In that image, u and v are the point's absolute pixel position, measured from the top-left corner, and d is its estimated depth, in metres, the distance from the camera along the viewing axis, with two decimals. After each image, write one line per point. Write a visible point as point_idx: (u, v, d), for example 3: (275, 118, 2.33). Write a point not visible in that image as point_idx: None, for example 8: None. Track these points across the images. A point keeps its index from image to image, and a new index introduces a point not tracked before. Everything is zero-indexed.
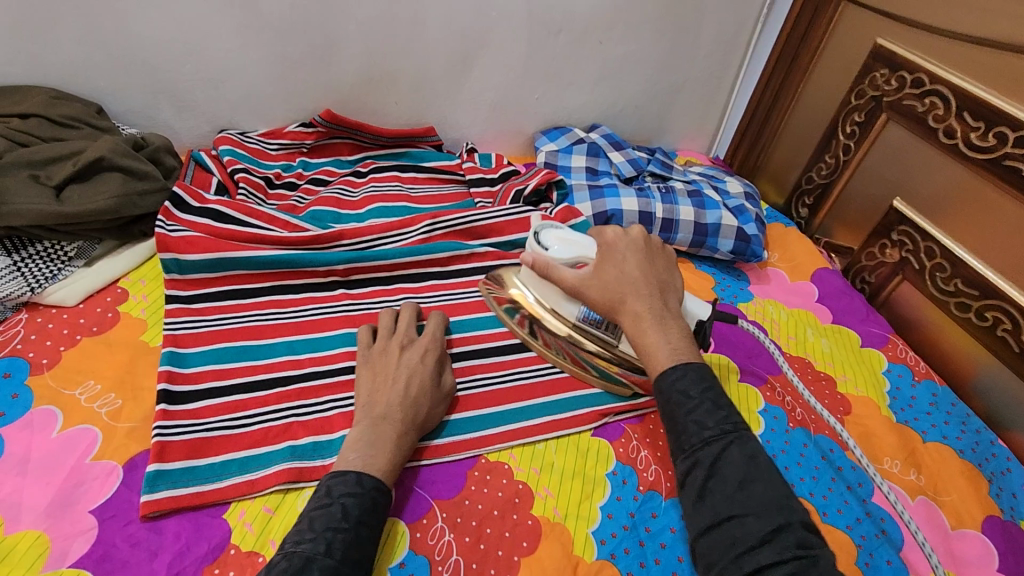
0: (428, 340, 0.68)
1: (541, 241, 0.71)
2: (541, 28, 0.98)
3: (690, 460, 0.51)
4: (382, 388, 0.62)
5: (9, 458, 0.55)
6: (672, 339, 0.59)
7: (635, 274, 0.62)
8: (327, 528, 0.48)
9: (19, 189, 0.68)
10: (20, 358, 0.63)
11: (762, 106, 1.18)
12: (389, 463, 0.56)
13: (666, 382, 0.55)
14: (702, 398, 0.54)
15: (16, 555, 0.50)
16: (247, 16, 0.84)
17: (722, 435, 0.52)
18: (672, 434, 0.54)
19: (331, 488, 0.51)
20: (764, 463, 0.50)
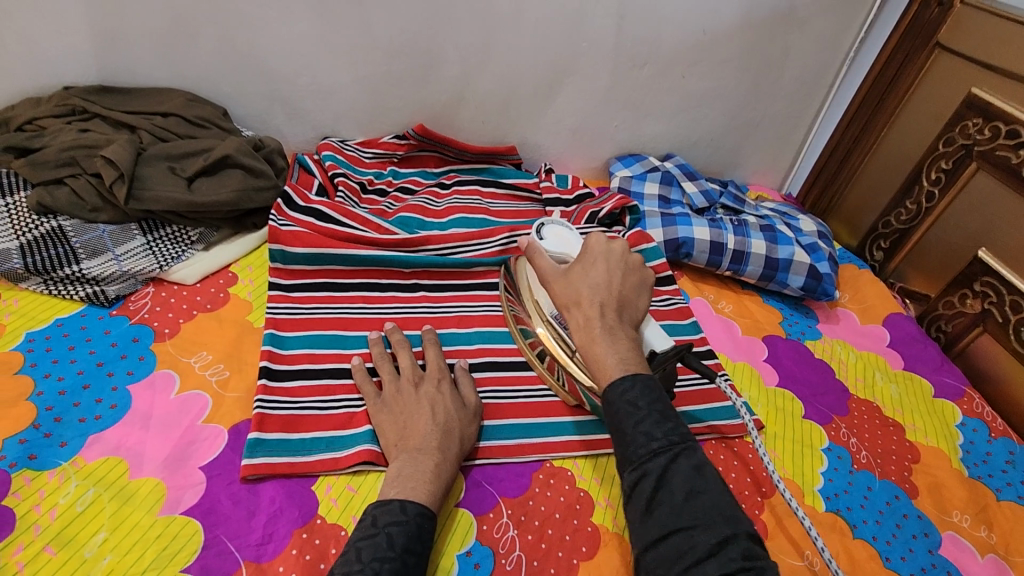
0: (438, 371, 0.69)
1: (541, 231, 0.74)
2: (627, 60, 1.03)
3: (637, 471, 0.50)
4: (410, 424, 0.62)
5: (134, 411, 0.62)
6: (620, 349, 0.57)
7: (596, 286, 0.61)
8: (373, 559, 0.49)
9: (159, 178, 0.77)
10: (147, 326, 0.71)
11: (840, 148, 1.17)
12: (429, 489, 0.56)
13: (615, 393, 0.54)
14: (650, 410, 0.53)
15: (139, 499, 0.56)
16: (361, 37, 0.93)
17: (670, 447, 0.51)
18: (620, 445, 0.53)
19: (377, 518, 0.52)
20: (709, 475, 0.50)
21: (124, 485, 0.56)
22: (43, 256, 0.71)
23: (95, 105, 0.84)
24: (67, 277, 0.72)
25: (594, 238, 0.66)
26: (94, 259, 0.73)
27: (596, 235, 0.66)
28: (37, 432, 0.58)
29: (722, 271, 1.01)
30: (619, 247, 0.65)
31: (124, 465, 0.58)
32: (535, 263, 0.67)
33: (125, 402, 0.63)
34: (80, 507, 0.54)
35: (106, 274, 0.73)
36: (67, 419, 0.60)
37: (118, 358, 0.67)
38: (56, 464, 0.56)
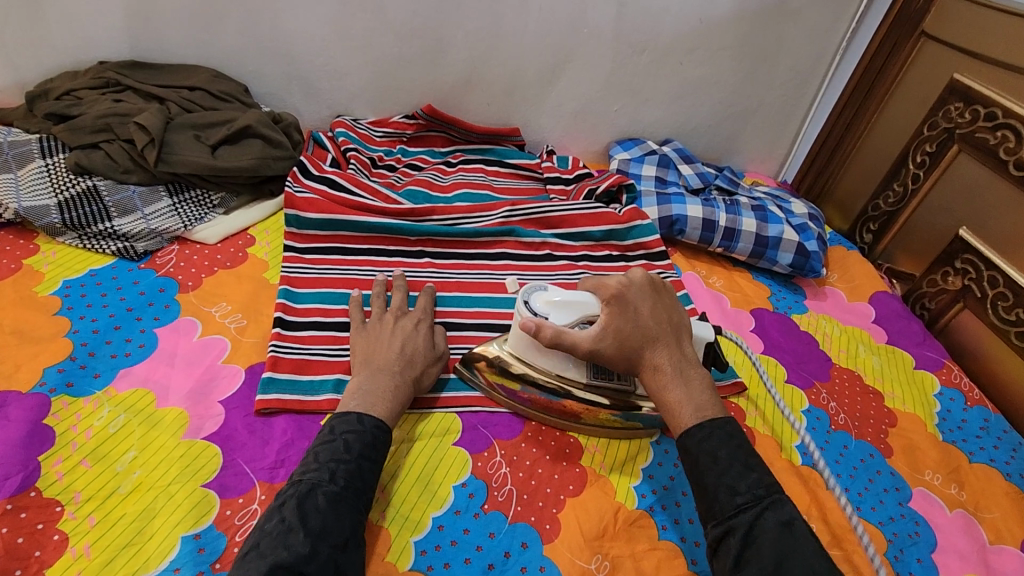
0: (421, 312, 0.75)
1: (532, 307, 0.66)
2: (627, 47, 1.08)
3: (723, 527, 0.52)
4: (377, 350, 0.67)
5: (161, 350, 0.68)
6: (695, 394, 0.60)
7: (653, 331, 0.63)
8: (330, 460, 0.54)
9: (186, 145, 0.83)
10: (172, 279, 0.77)
11: (834, 133, 1.21)
12: (387, 405, 0.62)
13: (694, 442, 0.57)
14: (731, 461, 0.55)
15: (165, 424, 0.61)
16: (375, 19, 0.99)
17: (755, 502, 0.52)
18: (703, 501, 0.55)
19: (335, 426, 0.57)
20: (800, 531, 0.50)
21: (151, 413, 0.62)
22: (79, 213, 0.77)
23: (127, 78, 0.90)
24: (100, 233, 0.78)
25: (620, 267, 0.67)
26: (125, 218, 0.79)
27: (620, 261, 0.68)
28: (73, 363, 0.64)
29: (714, 249, 1.06)
30: (641, 276, 0.67)
31: (150, 396, 0.63)
32: (569, 343, 0.63)
33: (152, 342, 0.69)
34: (112, 429, 0.60)
35: (136, 231, 0.79)
36: (100, 355, 0.66)
37: (145, 304, 0.72)
38: (91, 392, 0.62)
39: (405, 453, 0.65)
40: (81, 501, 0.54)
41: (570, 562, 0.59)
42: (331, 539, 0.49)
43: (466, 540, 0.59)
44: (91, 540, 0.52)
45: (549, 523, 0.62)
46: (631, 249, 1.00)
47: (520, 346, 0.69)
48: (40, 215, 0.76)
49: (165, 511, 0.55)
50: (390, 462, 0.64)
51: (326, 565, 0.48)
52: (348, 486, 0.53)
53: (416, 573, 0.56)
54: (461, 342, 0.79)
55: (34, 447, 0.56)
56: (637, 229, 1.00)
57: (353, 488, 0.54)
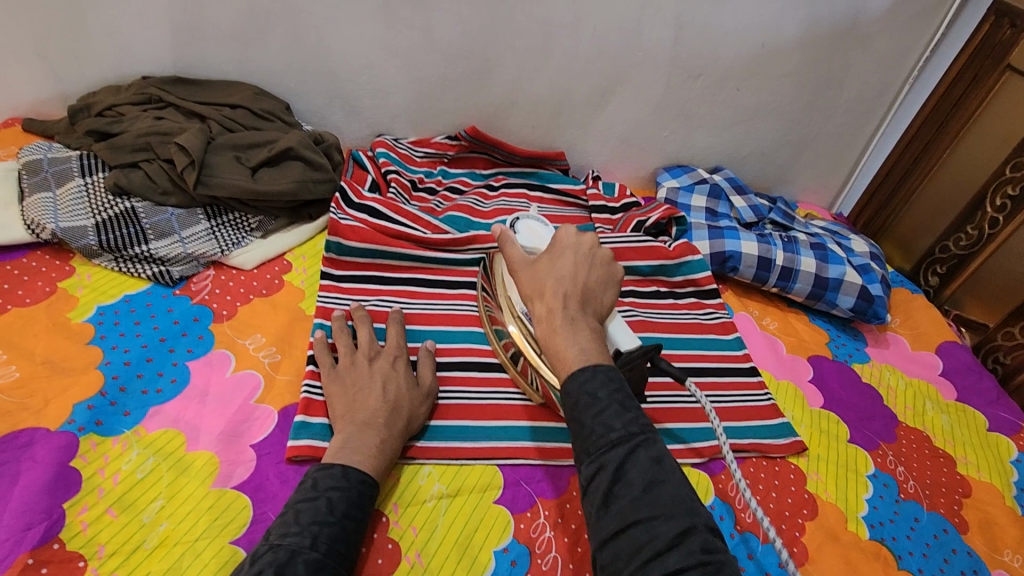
0: (396, 348, 0.69)
1: (514, 225, 0.74)
2: (683, 72, 1.03)
3: (595, 465, 0.48)
4: (359, 397, 0.63)
5: (192, 387, 0.65)
6: (581, 339, 0.55)
7: (560, 278, 0.59)
8: (312, 523, 0.51)
9: (226, 167, 0.81)
10: (207, 307, 0.74)
11: (898, 168, 1.14)
12: (374, 458, 0.58)
13: (576, 383, 0.52)
14: (609, 400, 0.51)
15: (194, 470, 0.58)
16: (423, 39, 0.95)
17: (629, 438, 0.49)
18: (579, 437, 0.51)
19: (318, 482, 0.54)
20: (669, 466, 0.48)
21: (180, 457, 0.59)
22: (116, 234, 0.75)
23: (169, 95, 0.88)
24: (136, 256, 0.75)
25: (564, 232, 0.65)
26: (162, 241, 0.77)
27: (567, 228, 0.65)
28: (103, 399, 0.61)
29: (768, 288, 0.99)
30: (587, 239, 0.63)
31: (181, 438, 0.60)
32: (507, 254, 0.64)
33: (184, 377, 0.66)
34: (140, 475, 0.57)
35: (172, 255, 0.76)
36: (131, 390, 0.63)
37: (179, 335, 0.70)
38: (120, 432, 0.59)
39: (443, 511, 0.61)
40: (105, 556, 0.51)
41: None
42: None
43: None
44: None
45: None
46: (680, 286, 0.95)
47: (506, 274, 0.73)
48: (77, 236, 0.74)
49: (190, 571, 0.51)
50: (428, 522, 0.60)
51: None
52: (328, 553, 0.50)
53: None
54: (502, 385, 0.74)
55: (59, 494, 0.53)
56: (687, 265, 0.95)
57: (336, 552, 0.50)
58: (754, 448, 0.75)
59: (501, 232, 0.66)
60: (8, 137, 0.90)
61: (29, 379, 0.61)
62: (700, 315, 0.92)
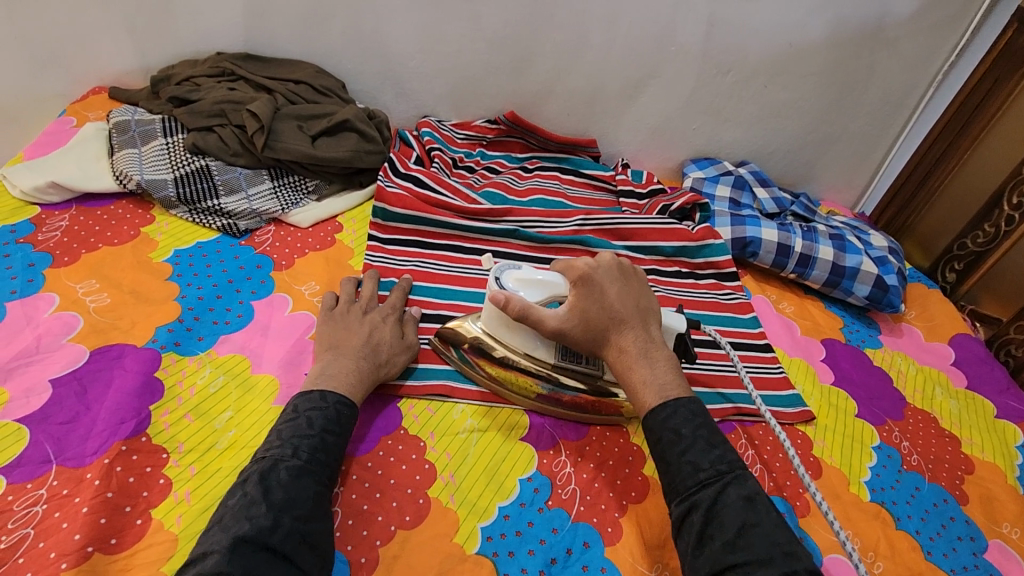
0: (392, 306, 0.75)
1: (504, 285, 0.67)
2: (712, 67, 1.08)
3: (687, 504, 0.53)
4: (345, 337, 0.67)
5: (256, 322, 0.73)
6: (660, 371, 0.60)
7: (616, 312, 0.62)
8: (292, 436, 0.54)
9: (289, 134, 0.89)
10: (268, 257, 0.82)
11: (920, 169, 1.18)
12: (351, 385, 0.62)
13: (658, 420, 0.57)
14: (694, 437, 0.55)
15: (259, 389, 0.66)
16: (471, 27, 1.03)
17: (718, 477, 0.53)
18: (666, 475, 0.56)
19: (298, 405, 0.57)
20: (761, 505, 0.52)
21: (247, 377, 0.67)
22: (192, 188, 0.84)
23: (240, 69, 0.97)
24: (208, 208, 0.84)
25: (587, 257, 0.66)
26: (231, 196, 0.85)
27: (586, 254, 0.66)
28: (181, 324, 0.70)
29: (786, 274, 1.04)
30: (610, 260, 0.65)
31: (247, 362, 0.68)
32: (535, 320, 0.63)
33: (249, 313, 0.74)
34: (213, 389, 0.64)
35: (239, 210, 0.85)
36: (204, 320, 0.71)
37: (244, 278, 0.78)
38: (195, 352, 0.67)
39: (474, 442, 0.67)
40: (184, 450, 0.59)
41: (630, 566, 0.60)
42: (293, 511, 0.49)
43: (530, 532, 0.61)
44: (191, 487, 0.56)
45: (611, 526, 0.63)
46: (701, 267, 1.01)
47: (495, 323, 0.70)
48: (159, 187, 0.83)
49: None
50: (461, 450, 0.66)
51: (290, 535, 0.48)
52: (311, 461, 0.53)
53: (482, 558, 0.58)
54: None
55: (146, 397, 0.61)
56: (709, 248, 1.00)
57: (317, 461, 0.54)
58: (765, 413, 0.80)
59: (508, 296, 0.64)
60: (97, 103, 1.01)
61: (118, 305, 0.70)
62: (719, 294, 0.97)
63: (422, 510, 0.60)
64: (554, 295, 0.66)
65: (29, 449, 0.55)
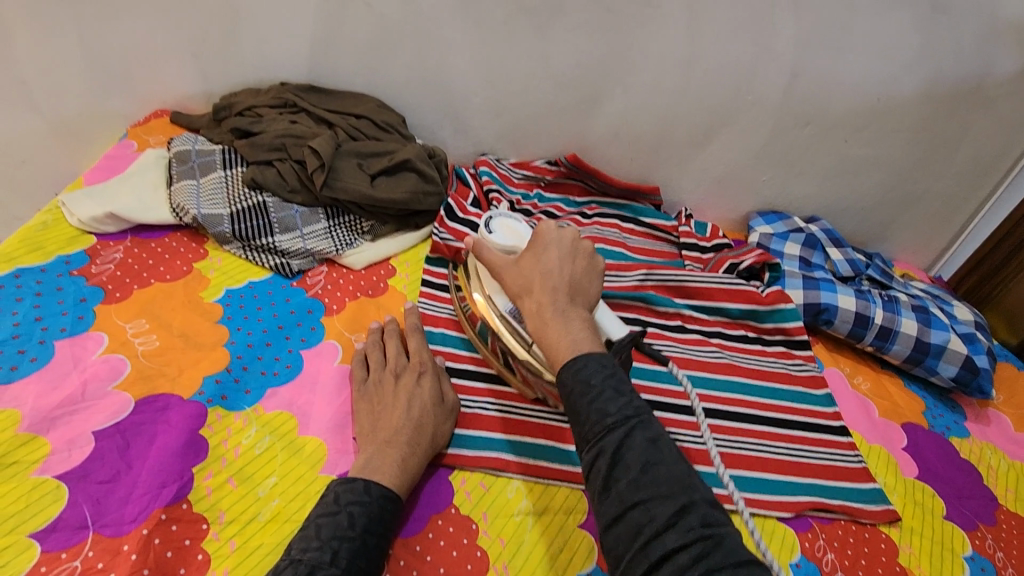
0: (421, 362, 0.69)
1: (490, 226, 0.77)
2: (791, 119, 1.03)
3: (595, 450, 0.50)
4: (383, 416, 0.63)
5: (306, 375, 0.69)
6: (574, 331, 0.57)
7: (547, 273, 0.62)
8: (333, 537, 0.50)
9: (348, 172, 0.86)
10: (320, 301, 0.79)
11: (1012, 237, 1.09)
12: (396, 474, 0.57)
13: (569, 373, 0.54)
14: (603, 387, 0.52)
15: (305, 454, 0.62)
16: (539, 66, 0.99)
17: (624, 422, 0.50)
18: (574, 423, 0.53)
19: (339, 496, 0.53)
20: (666, 447, 0.49)
21: (294, 439, 0.63)
22: (247, 225, 0.81)
23: (303, 100, 0.95)
24: (262, 246, 0.81)
25: (544, 224, 0.66)
26: (285, 235, 0.82)
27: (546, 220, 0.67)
28: (228, 375, 0.66)
29: (863, 346, 0.96)
30: (568, 232, 0.66)
31: (293, 421, 0.64)
32: (485, 259, 0.67)
33: (298, 364, 0.70)
34: (258, 450, 0.61)
35: (293, 249, 0.82)
36: (252, 370, 0.68)
37: (295, 324, 0.75)
38: (242, 408, 0.64)
39: (530, 527, 0.62)
40: (225, 522, 0.55)
41: None
42: None
43: None
44: (231, 566, 0.52)
45: None
46: (769, 332, 0.94)
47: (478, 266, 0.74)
48: (214, 223, 0.80)
49: None
50: (515, 536, 0.61)
51: None
52: (350, 569, 0.49)
53: None
54: None
55: (190, 458, 0.58)
56: (780, 313, 0.93)
57: (356, 568, 0.49)
58: (844, 510, 0.73)
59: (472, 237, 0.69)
60: (159, 126, 1.00)
61: (166, 348, 0.67)
62: (789, 365, 0.90)
63: None
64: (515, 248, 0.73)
65: (67, 511, 0.52)
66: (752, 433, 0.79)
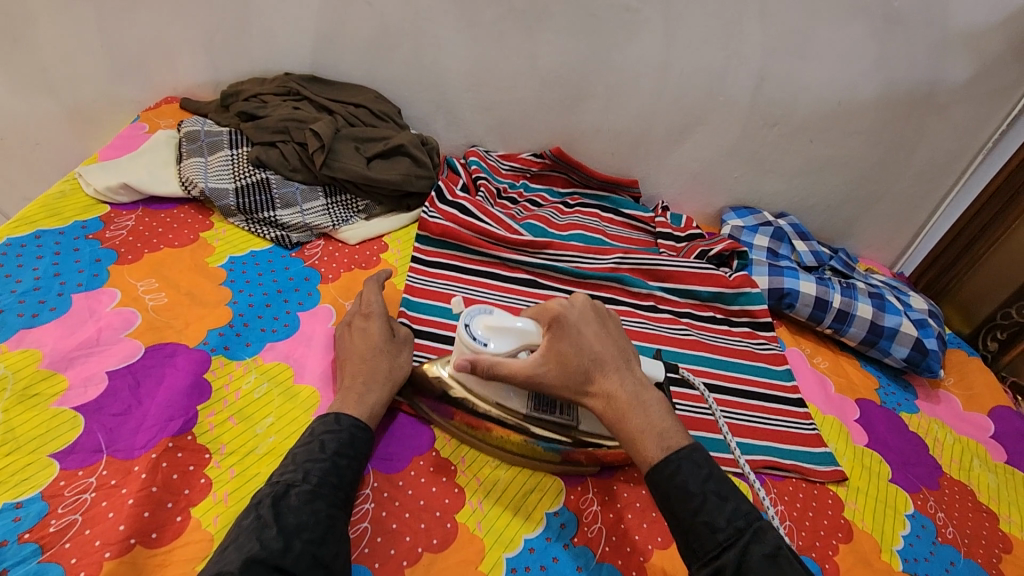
0: (367, 307, 0.73)
1: (474, 333, 0.63)
2: (760, 119, 1.10)
3: (711, 568, 0.51)
4: (344, 364, 0.68)
5: (302, 333, 0.75)
6: (655, 419, 0.58)
7: (596, 359, 0.61)
8: (306, 460, 0.56)
9: (346, 154, 0.93)
10: (316, 270, 0.85)
11: (965, 234, 1.17)
12: (358, 406, 0.63)
13: (664, 479, 0.55)
14: (704, 494, 0.53)
15: (300, 399, 0.67)
16: (527, 65, 1.06)
17: (737, 537, 0.51)
18: (683, 536, 0.54)
19: (313, 428, 0.59)
20: (784, 560, 0.50)
21: (289, 386, 0.68)
22: (250, 199, 0.88)
23: (305, 89, 1.02)
24: (264, 219, 0.88)
25: (557, 301, 0.65)
26: (286, 210, 0.89)
27: (557, 298, 0.65)
28: (231, 329, 0.72)
29: (823, 329, 1.03)
30: (583, 301, 0.65)
31: (290, 371, 0.70)
32: (506, 371, 0.62)
33: (295, 323, 0.76)
34: (256, 395, 0.66)
35: (292, 223, 0.88)
36: (253, 326, 0.74)
37: (292, 289, 0.81)
38: (243, 358, 0.70)
39: (504, 471, 0.68)
40: (225, 453, 0.60)
41: None
42: (303, 534, 0.50)
43: (555, 567, 0.60)
44: (230, 489, 0.58)
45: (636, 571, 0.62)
46: (736, 314, 1.00)
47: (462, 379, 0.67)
48: (221, 196, 0.87)
49: None
50: (490, 477, 0.67)
51: (301, 557, 0.49)
52: (321, 484, 0.55)
53: None
54: None
55: (194, 397, 0.63)
56: (746, 296, 1.00)
57: (328, 484, 0.55)
58: (795, 470, 0.79)
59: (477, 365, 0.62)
60: (169, 111, 1.07)
61: (174, 305, 0.73)
62: (753, 344, 0.97)
63: (449, 534, 0.60)
64: (526, 343, 0.63)
65: (83, 437, 0.57)
66: (714, 400, 0.86)
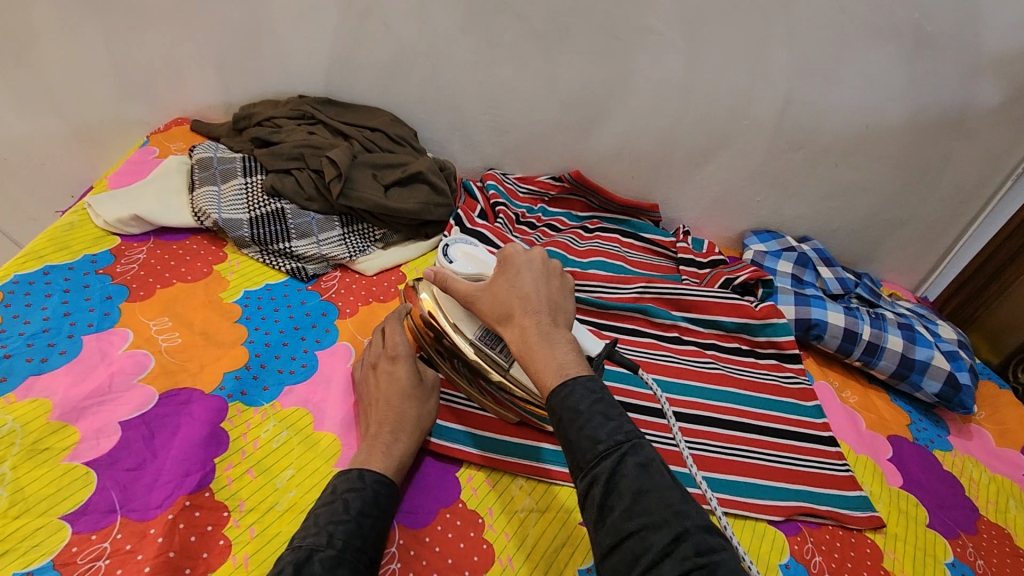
0: (392, 348, 0.70)
1: (447, 254, 0.74)
2: (784, 143, 1.08)
3: (588, 479, 0.47)
4: (370, 411, 0.66)
5: (320, 373, 0.72)
6: (558, 353, 0.55)
7: (521, 297, 0.60)
8: (329, 522, 0.53)
9: (363, 182, 0.90)
10: (333, 304, 0.82)
11: (994, 261, 1.14)
12: (384, 460, 0.60)
13: (557, 399, 0.51)
14: (590, 412, 0.49)
15: (321, 448, 0.65)
16: (546, 87, 1.04)
17: (616, 448, 0.47)
18: (568, 451, 0.49)
19: (335, 486, 0.57)
20: (658, 471, 0.46)
21: (309, 434, 0.66)
22: (265, 230, 0.85)
23: (320, 112, 0.99)
24: (280, 251, 0.85)
25: (513, 246, 0.65)
26: (302, 240, 0.86)
27: (514, 243, 0.66)
28: (247, 372, 0.69)
29: (851, 360, 1.00)
30: (538, 253, 0.65)
31: (309, 417, 0.67)
32: (453, 290, 0.66)
33: (313, 363, 0.73)
34: (276, 444, 0.64)
35: (308, 254, 0.85)
36: (270, 368, 0.71)
37: (310, 325, 0.78)
38: (260, 403, 0.67)
39: (533, 522, 0.65)
40: (245, 510, 0.57)
41: None
42: None
43: None
44: (250, 551, 0.55)
45: None
46: (763, 346, 0.97)
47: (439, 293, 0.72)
48: (235, 227, 0.84)
49: None
50: (519, 530, 0.64)
51: None
52: (345, 549, 0.51)
53: None
54: None
55: (212, 448, 0.61)
56: (772, 327, 0.97)
57: (352, 549, 0.52)
58: (831, 516, 0.76)
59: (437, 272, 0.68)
60: (180, 134, 1.04)
61: (189, 345, 0.70)
62: (781, 377, 0.94)
63: None
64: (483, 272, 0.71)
65: (95, 496, 0.54)
66: (744, 439, 0.83)
